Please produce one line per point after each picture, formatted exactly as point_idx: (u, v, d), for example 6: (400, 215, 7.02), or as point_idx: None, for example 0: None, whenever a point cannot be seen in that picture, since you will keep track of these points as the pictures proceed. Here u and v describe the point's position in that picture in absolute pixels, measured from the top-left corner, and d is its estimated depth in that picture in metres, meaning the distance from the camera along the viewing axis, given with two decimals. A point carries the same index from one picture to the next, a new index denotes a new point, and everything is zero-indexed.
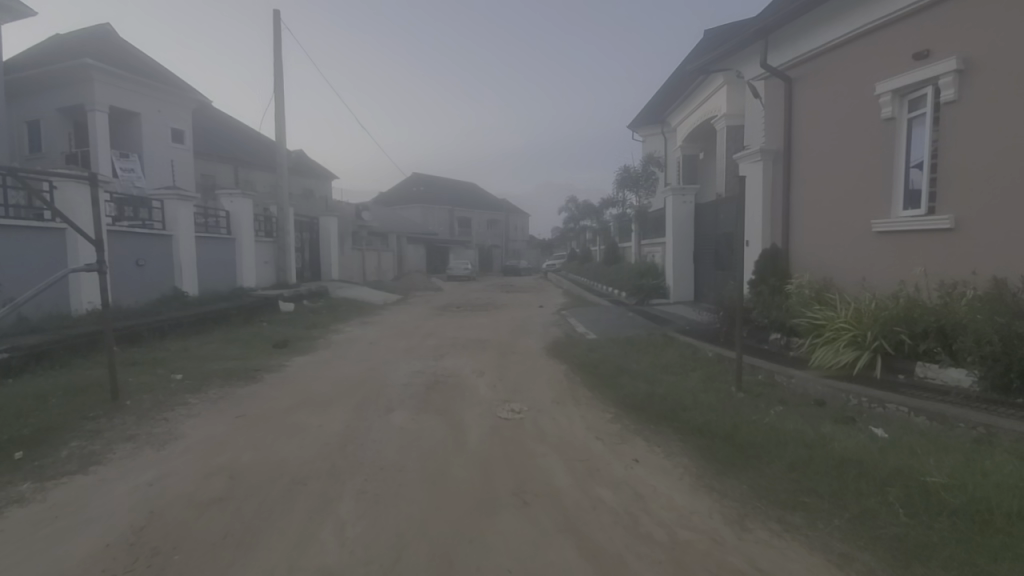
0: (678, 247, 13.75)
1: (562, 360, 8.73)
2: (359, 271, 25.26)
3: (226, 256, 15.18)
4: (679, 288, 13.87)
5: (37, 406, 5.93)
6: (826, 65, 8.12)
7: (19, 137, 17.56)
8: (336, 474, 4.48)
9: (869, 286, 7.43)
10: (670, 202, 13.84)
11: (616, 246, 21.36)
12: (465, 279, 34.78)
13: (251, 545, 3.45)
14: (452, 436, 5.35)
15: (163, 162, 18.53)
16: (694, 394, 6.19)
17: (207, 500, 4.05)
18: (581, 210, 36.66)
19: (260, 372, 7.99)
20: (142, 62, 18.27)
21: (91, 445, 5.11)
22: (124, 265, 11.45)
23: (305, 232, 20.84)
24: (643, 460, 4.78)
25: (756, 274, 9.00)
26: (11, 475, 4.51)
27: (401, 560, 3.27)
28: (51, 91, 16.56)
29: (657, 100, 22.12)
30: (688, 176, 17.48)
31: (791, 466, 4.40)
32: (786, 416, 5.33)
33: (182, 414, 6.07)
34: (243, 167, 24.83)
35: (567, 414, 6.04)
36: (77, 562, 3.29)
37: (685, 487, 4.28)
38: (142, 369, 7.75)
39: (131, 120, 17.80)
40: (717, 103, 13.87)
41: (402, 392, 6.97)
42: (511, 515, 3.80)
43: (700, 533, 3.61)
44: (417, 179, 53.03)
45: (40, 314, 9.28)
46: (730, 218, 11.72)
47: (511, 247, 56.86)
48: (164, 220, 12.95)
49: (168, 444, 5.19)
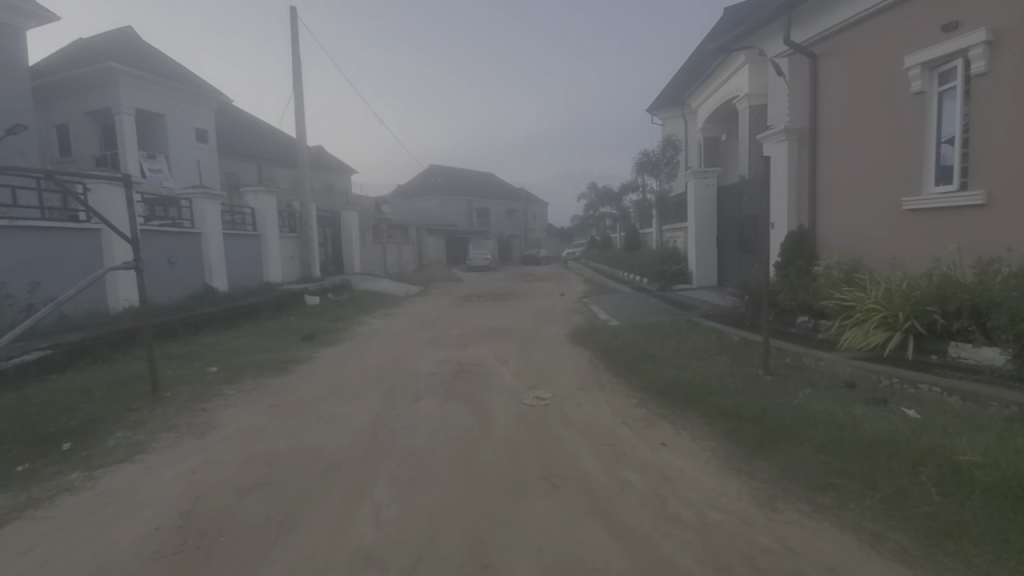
0: (700, 229, 13.56)
1: (584, 347, 8.76)
2: (379, 265, 25.60)
3: (253, 252, 15.53)
4: (702, 273, 13.71)
5: (81, 400, 6.20)
6: (852, 39, 7.87)
7: (49, 142, 18.09)
8: (369, 459, 4.64)
9: (900, 265, 7.25)
10: (692, 184, 13.59)
11: (637, 231, 21.15)
12: (484, 269, 34.81)
13: (291, 527, 3.60)
14: (479, 422, 5.45)
15: (189, 162, 18.98)
16: (720, 378, 6.17)
17: (249, 485, 4.23)
18: (602, 194, 36.00)
19: (290, 363, 8.20)
20: (164, 64, 18.69)
21: (135, 435, 5.35)
22: (157, 264, 11.82)
23: (327, 227, 21.08)
24: (670, 444, 4.79)
25: (782, 257, 8.84)
26: (61, 464, 4.76)
27: (435, 541, 3.38)
28: (81, 95, 17.08)
29: (675, 83, 21.87)
30: (710, 158, 17.21)
31: (821, 448, 4.37)
32: (814, 399, 5.29)
33: (220, 404, 6.30)
34: (264, 164, 25.21)
35: (591, 399, 6.09)
36: (126, 546, 3.48)
37: (714, 469, 4.29)
38: (180, 363, 8.03)
39: (155, 121, 18.20)
40: (737, 82, 13.67)
41: (428, 380, 7.09)
42: (541, 498, 3.88)
43: (729, 514, 3.63)
44: (434, 171, 52.97)
45: (80, 312, 9.65)
46: (755, 200, 11.55)
47: (532, 236, 56.43)
48: (193, 218, 13.34)
49: (208, 433, 5.41)
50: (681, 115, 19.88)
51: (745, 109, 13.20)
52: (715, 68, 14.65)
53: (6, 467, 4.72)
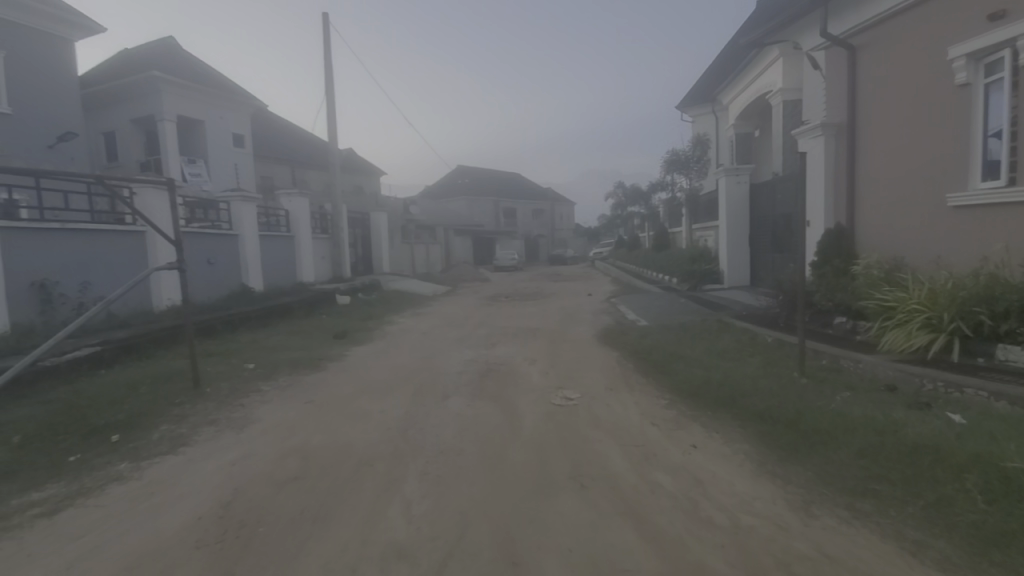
0: (732, 228, 13.28)
1: (612, 348, 8.70)
2: (407, 264, 25.97)
3: (287, 253, 15.97)
4: (734, 273, 13.43)
5: (128, 394, 6.50)
6: (893, 30, 7.59)
7: (97, 148, 18.97)
8: (400, 456, 4.72)
9: (945, 264, 6.96)
10: (723, 182, 13.32)
11: (666, 230, 20.85)
12: (511, 269, 34.88)
13: (326, 519, 3.70)
14: (508, 421, 5.48)
15: (227, 166, 19.63)
16: (754, 380, 6.03)
17: (285, 478, 4.36)
18: (630, 193, 35.63)
19: (322, 361, 8.41)
20: (203, 71, 19.38)
21: (178, 429, 5.58)
22: (198, 264, 12.28)
23: (357, 228, 21.50)
24: (701, 447, 4.72)
25: (818, 256, 8.59)
26: (110, 455, 5.00)
27: (465, 537, 3.42)
28: (128, 103, 17.88)
29: (706, 79, 21.49)
30: (742, 155, 16.84)
31: (860, 453, 4.23)
32: (853, 402, 5.12)
33: (257, 399, 6.51)
34: (297, 167, 25.87)
35: (620, 400, 6.04)
36: (172, 534, 3.64)
37: (747, 473, 4.21)
38: (219, 359, 8.33)
39: (195, 127, 18.89)
40: (771, 77, 13.34)
41: (456, 379, 7.16)
42: (571, 497, 3.88)
43: (763, 518, 3.55)
44: (462, 171, 53.34)
45: (127, 310, 10.10)
46: (789, 197, 11.24)
47: (559, 236, 56.23)
48: (231, 220, 13.79)
49: (246, 427, 5.61)
50: (712, 112, 19.51)
51: (779, 104, 12.88)
52: (747, 63, 14.33)
53: (60, 457, 4.99)
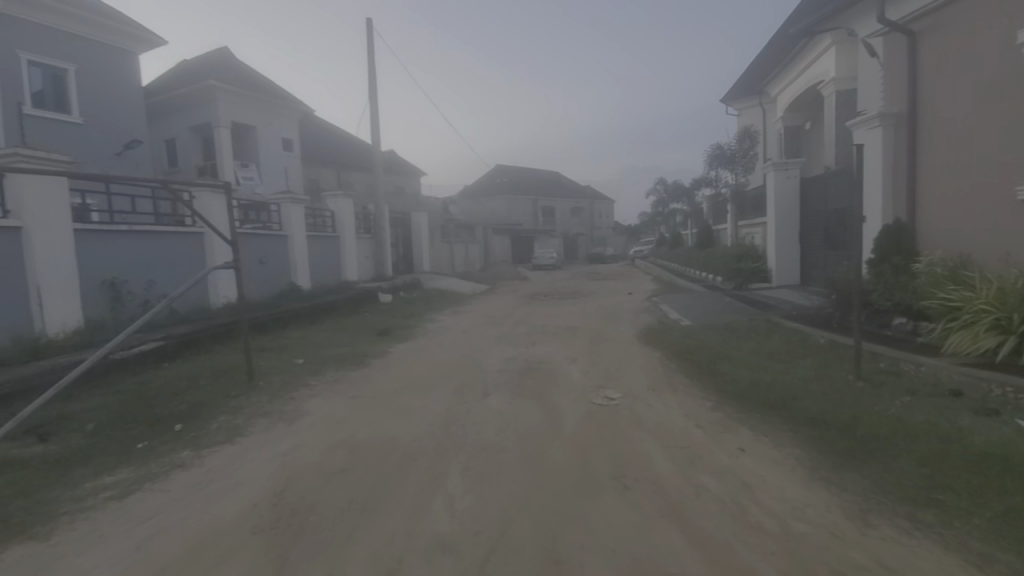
0: (781, 225, 12.79)
1: (654, 347, 8.56)
2: (447, 263, 26.35)
3: (332, 252, 16.50)
4: (782, 271, 12.94)
5: (189, 386, 6.89)
6: (959, 14, 7.13)
7: (159, 154, 20.13)
8: (442, 451, 4.80)
9: (1017, 261, 6.49)
10: (771, 177, 12.85)
11: (710, 227, 20.31)
12: (550, 268, 34.82)
13: (373, 510, 3.82)
14: (548, 419, 5.49)
15: (277, 169, 20.47)
16: (805, 383, 5.80)
17: (334, 470, 4.52)
18: (671, 190, 34.89)
19: (367, 357, 8.65)
20: (255, 79, 20.25)
21: (235, 420, 5.88)
22: (251, 264, 12.87)
23: (398, 227, 22.00)
24: (749, 450, 4.58)
25: (875, 253, 8.16)
26: (174, 443, 5.32)
27: (508, 533, 3.45)
28: (187, 111, 18.89)
29: (753, 71, 20.83)
30: (791, 149, 16.23)
31: (921, 462, 4.01)
32: (914, 407, 4.86)
33: (306, 393, 6.77)
34: (342, 169, 26.68)
35: (664, 401, 5.93)
36: (231, 519, 3.84)
37: (799, 478, 4.05)
38: (271, 354, 8.70)
39: (248, 133, 19.78)
40: (823, 66, 12.80)
41: (497, 377, 7.22)
42: (613, 498, 3.85)
43: (816, 526, 3.42)
44: (500, 171, 53.57)
45: (188, 307, 10.71)
46: (843, 191, 10.74)
47: (598, 234, 55.68)
48: (281, 221, 14.38)
49: (297, 420, 5.84)
50: (759, 105, 18.87)
51: (831, 94, 12.34)
52: (798, 52, 13.80)
53: (128, 443, 5.33)
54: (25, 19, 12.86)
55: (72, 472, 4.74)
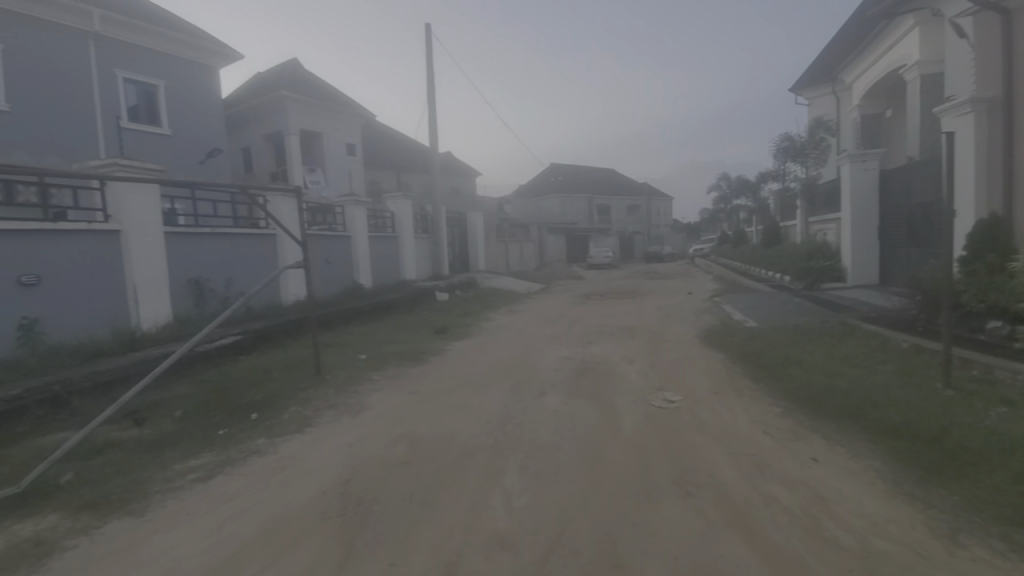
0: (857, 220, 11.93)
1: (716, 349, 8.23)
2: (502, 262, 26.53)
3: (392, 252, 17.05)
4: (858, 270, 12.09)
5: (263, 378, 7.34)
6: None
7: (236, 161, 21.55)
8: (500, 449, 4.84)
9: None
10: (846, 169, 12.00)
11: (777, 224, 19.28)
12: (605, 267, 34.26)
13: (434, 504, 3.91)
14: (606, 420, 5.41)
15: (341, 172, 21.40)
16: (886, 390, 5.39)
17: (396, 462, 4.68)
18: (734, 186, 33.38)
19: (425, 354, 8.87)
20: (322, 87, 21.27)
21: (304, 411, 6.21)
22: (318, 263, 13.53)
23: (454, 227, 22.42)
24: (823, 460, 4.32)
25: (967, 250, 7.46)
26: (250, 431, 5.69)
27: (566, 534, 3.44)
28: (261, 120, 20.13)
29: (825, 57, 19.60)
30: (868, 139, 15.13)
31: (1022, 480, 3.63)
32: (1013, 419, 4.41)
33: (369, 388, 7.04)
34: (402, 172, 27.52)
35: (728, 405, 5.70)
36: (302, 504, 4.06)
37: (879, 493, 3.77)
38: (336, 350, 9.12)
39: (315, 139, 20.80)
40: (905, 49, 11.87)
41: (553, 377, 7.19)
42: (674, 503, 3.74)
43: (899, 544, 3.18)
44: (555, 169, 53.34)
45: (262, 304, 11.40)
46: (929, 183, 9.88)
47: (656, 232, 54.19)
48: (345, 222, 15.02)
49: (361, 413, 6.08)
50: (833, 93, 17.72)
51: (914, 80, 11.40)
52: (876, 35, 12.86)
53: (210, 430, 5.75)
54: (118, 39, 14.03)
55: (163, 454, 5.17)
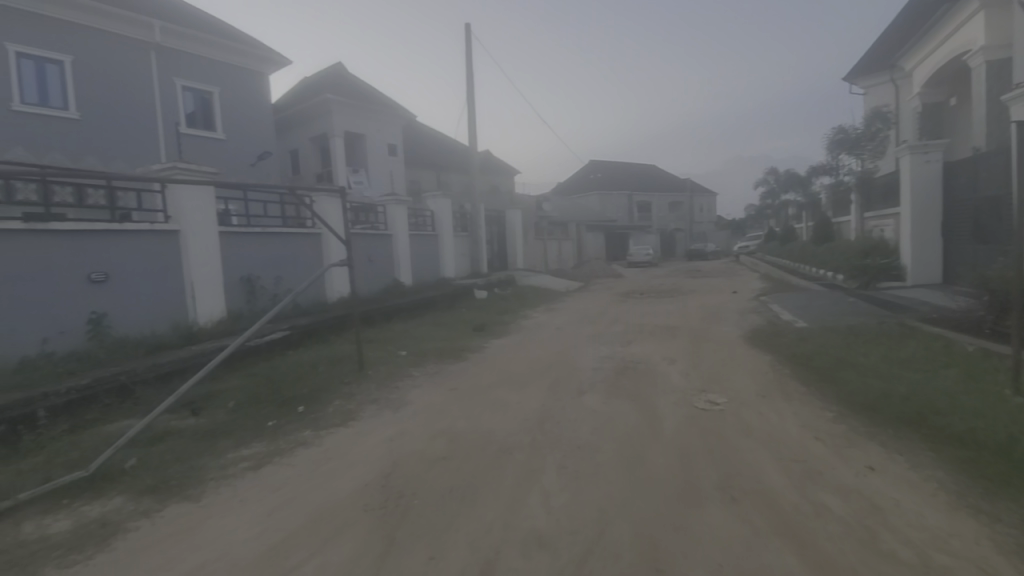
0: (918, 216, 11.22)
1: (763, 350, 7.94)
2: (540, 260, 26.44)
3: (432, 250, 17.29)
4: (918, 269, 11.39)
5: (309, 372, 7.59)
6: None
7: (285, 163, 22.38)
8: (538, 447, 4.83)
9: None
10: (906, 162, 11.30)
11: (829, 220, 18.38)
12: (646, 265, 33.60)
13: (472, 499, 3.95)
14: (647, 422, 5.30)
15: (384, 172, 21.87)
16: (949, 396, 5.05)
17: (435, 457, 4.74)
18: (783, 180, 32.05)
19: (464, 352, 8.94)
20: (365, 90, 21.80)
21: (348, 405, 6.38)
22: (361, 262, 13.88)
23: (493, 226, 22.51)
24: (879, 469, 4.09)
25: None
26: (298, 423, 5.91)
27: (605, 535, 3.40)
28: (308, 123, 20.82)
29: (882, 43, 18.53)
30: (931, 129, 14.21)
31: None
32: None
33: (409, 384, 7.16)
34: (442, 171, 27.86)
35: (775, 409, 5.49)
36: (346, 495, 4.19)
37: (941, 505, 3.54)
38: (378, 346, 9.34)
39: (358, 140, 21.34)
40: (971, 33, 11.09)
41: (591, 376, 7.11)
42: (718, 508, 3.64)
43: (963, 560, 2.98)
44: (594, 166, 52.73)
45: (308, 301, 11.80)
46: (1000, 175, 9.19)
47: (698, 229, 52.72)
48: (386, 222, 15.34)
49: (401, 408, 6.20)
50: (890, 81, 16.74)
51: (979, 67, 10.65)
52: (938, 20, 12.08)
53: (260, 421, 6.00)
54: (173, 48, 14.75)
55: (217, 443, 5.44)
